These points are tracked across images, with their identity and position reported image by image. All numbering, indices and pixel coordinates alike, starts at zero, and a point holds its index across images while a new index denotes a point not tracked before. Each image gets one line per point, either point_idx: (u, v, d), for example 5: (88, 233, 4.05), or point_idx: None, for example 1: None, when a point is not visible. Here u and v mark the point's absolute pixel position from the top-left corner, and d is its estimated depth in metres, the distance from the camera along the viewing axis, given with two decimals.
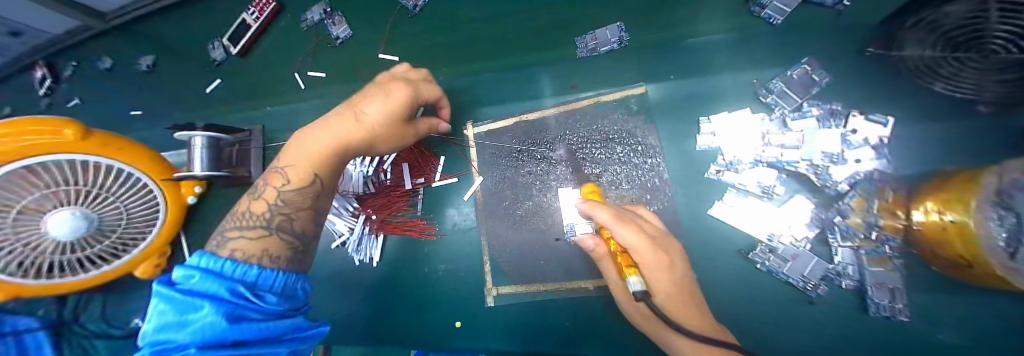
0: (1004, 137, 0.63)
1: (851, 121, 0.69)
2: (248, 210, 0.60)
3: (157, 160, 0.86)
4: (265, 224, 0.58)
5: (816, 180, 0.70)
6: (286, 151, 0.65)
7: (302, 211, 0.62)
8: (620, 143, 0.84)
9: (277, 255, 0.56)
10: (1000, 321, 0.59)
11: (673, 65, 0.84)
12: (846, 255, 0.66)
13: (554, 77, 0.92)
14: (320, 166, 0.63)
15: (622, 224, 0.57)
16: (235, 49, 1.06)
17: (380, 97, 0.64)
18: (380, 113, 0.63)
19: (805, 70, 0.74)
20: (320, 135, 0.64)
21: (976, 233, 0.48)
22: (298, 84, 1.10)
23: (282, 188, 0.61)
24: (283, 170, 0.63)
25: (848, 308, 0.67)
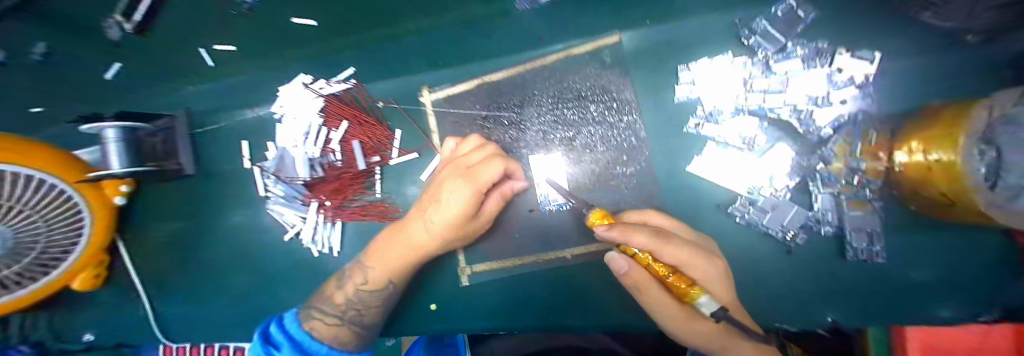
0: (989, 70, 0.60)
1: (838, 60, 0.63)
2: (332, 299, 0.74)
3: (65, 162, 0.77)
4: (341, 319, 0.72)
5: (798, 126, 0.64)
6: (372, 249, 0.76)
7: (370, 308, 0.73)
8: (593, 101, 0.76)
9: (345, 341, 0.71)
10: (962, 254, 0.60)
11: (652, 5, 0.72)
12: (825, 201, 0.63)
13: (514, 30, 0.78)
14: (393, 274, 0.72)
15: (665, 243, 0.50)
16: (127, 24, 0.81)
17: (443, 206, 0.66)
18: (442, 222, 0.67)
19: (790, 6, 0.65)
20: (414, 229, 0.70)
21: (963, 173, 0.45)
22: (207, 61, 0.89)
23: (361, 286, 0.73)
24: (367, 269, 0.74)
25: (828, 256, 0.66)
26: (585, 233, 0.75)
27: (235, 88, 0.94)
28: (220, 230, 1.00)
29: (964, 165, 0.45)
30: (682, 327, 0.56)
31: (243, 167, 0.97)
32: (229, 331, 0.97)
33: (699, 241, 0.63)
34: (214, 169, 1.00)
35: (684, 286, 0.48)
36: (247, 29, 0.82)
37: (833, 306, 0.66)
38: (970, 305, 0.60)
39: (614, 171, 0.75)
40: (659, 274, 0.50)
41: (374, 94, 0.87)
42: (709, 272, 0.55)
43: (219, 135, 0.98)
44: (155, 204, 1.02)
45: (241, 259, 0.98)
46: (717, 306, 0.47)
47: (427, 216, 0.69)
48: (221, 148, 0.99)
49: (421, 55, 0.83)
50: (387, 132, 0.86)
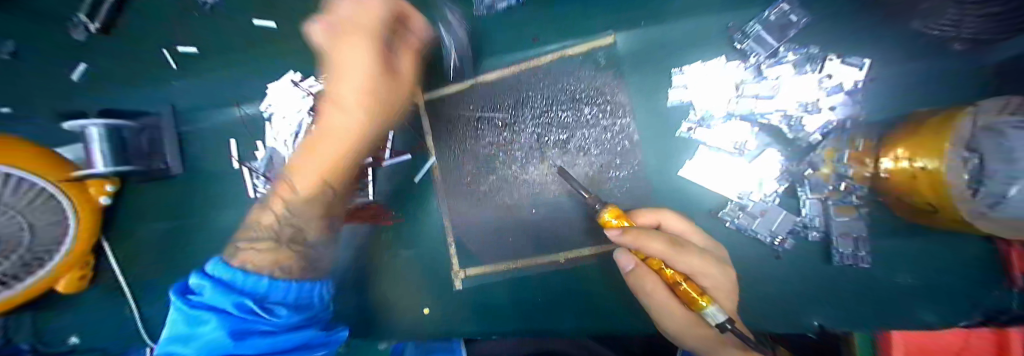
0: (959, 79, 0.64)
1: (828, 66, 0.64)
2: (250, 243, 0.56)
3: (42, 160, 0.71)
4: (275, 237, 0.56)
5: (788, 132, 0.65)
6: (283, 184, 0.61)
7: (308, 213, 0.60)
8: (587, 103, 0.76)
9: (290, 264, 0.54)
10: (935, 255, 0.64)
11: (646, 9, 0.73)
12: (813, 207, 0.64)
13: (509, 29, 0.79)
14: (325, 170, 0.59)
15: (678, 252, 0.52)
16: (93, 25, 0.87)
17: (347, 68, 0.57)
18: (356, 79, 0.56)
19: (783, 10, 0.66)
20: (330, 144, 0.59)
21: (948, 180, 0.46)
22: (169, 63, 0.92)
23: (288, 198, 0.59)
24: (289, 185, 0.60)
25: (816, 261, 0.67)
26: (578, 233, 0.77)
27: (223, 85, 0.93)
28: (209, 231, 0.98)
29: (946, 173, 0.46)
30: (687, 332, 0.58)
31: (232, 166, 0.96)
32: None
33: (712, 250, 0.63)
34: (202, 168, 0.97)
35: (693, 294, 0.50)
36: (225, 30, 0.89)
37: (819, 309, 0.67)
38: (937, 301, 0.65)
39: (608, 174, 0.75)
40: (671, 280, 0.54)
41: None
42: (720, 280, 0.57)
43: (205, 133, 0.96)
44: (139, 204, 0.99)
45: None
46: (724, 316, 0.48)
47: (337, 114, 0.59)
48: (206, 146, 0.96)
49: None
50: None
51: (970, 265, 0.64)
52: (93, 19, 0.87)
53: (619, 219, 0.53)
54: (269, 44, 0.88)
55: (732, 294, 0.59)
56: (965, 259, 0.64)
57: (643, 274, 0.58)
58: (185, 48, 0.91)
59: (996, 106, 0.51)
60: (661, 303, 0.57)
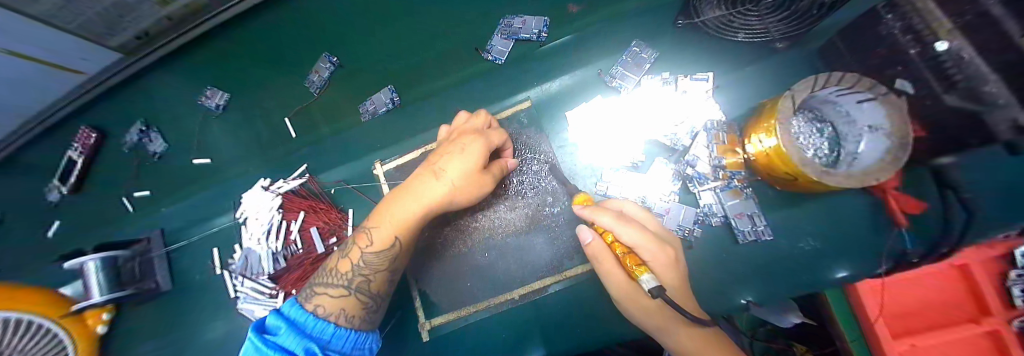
0: (781, 75, 0.82)
1: (681, 83, 0.80)
2: (336, 267, 0.65)
3: (44, 303, 0.78)
4: (348, 284, 0.63)
5: (667, 140, 0.79)
6: (376, 210, 0.68)
7: (378, 272, 0.65)
8: (516, 154, 0.88)
9: (352, 315, 0.62)
10: (822, 214, 0.74)
11: (537, 71, 0.92)
12: (708, 197, 0.75)
13: (435, 107, 0.97)
14: (402, 230, 0.64)
15: (625, 222, 0.54)
16: (64, 188, 1.04)
17: (458, 156, 0.64)
18: (456, 171, 0.63)
19: (634, 52, 0.84)
20: (409, 204, 0.64)
21: (789, 152, 0.59)
22: (125, 208, 1.10)
23: (365, 249, 0.64)
24: (371, 231, 0.65)
25: (727, 243, 0.75)
26: (532, 267, 0.85)
27: (213, 201, 1.09)
28: (193, 339, 1.02)
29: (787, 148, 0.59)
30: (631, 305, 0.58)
31: (214, 275, 1.05)
32: None
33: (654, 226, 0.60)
34: (190, 278, 1.07)
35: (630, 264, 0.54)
36: (213, 149, 1.08)
37: (745, 287, 0.74)
38: (845, 254, 0.71)
39: (544, 212, 0.85)
40: (618, 250, 0.57)
41: (325, 181, 0.99)
42: (672, 255, 0.55)
43: (195, 246, 1.08)
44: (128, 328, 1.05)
45: None
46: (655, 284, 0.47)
47: (439, 168, 0.65)
48: (196, 258, 1.07)
49: (366, 144, 1.00)
50: (340, 214, 0.94)
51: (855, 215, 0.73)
52: (65, 183, 1.04)
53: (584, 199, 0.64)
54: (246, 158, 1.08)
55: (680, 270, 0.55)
56: (850, 211, 0.73)
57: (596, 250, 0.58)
58: (140, 193, 1.10)
59: (806, 86, 0.62)
60: (607, 273, 0.59)
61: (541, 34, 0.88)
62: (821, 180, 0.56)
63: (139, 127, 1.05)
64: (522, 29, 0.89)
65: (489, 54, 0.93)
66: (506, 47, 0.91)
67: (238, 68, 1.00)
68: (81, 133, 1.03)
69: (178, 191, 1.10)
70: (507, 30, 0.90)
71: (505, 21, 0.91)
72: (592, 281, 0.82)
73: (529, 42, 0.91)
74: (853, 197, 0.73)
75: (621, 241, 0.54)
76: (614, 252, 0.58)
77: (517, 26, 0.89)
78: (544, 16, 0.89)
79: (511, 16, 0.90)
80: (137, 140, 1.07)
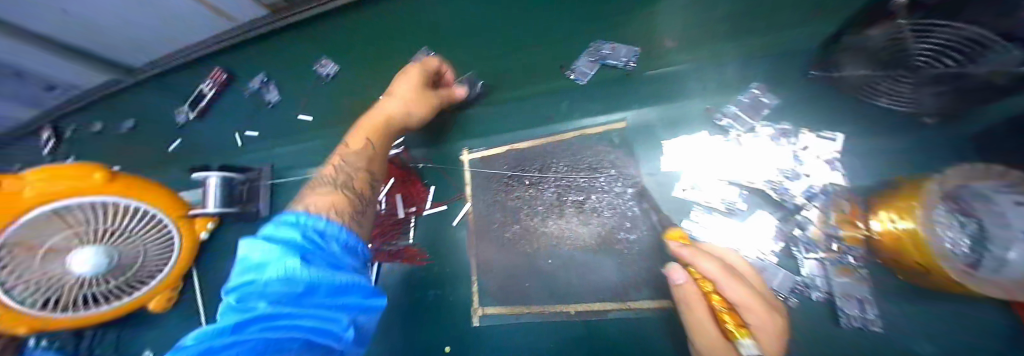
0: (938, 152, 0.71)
1: (802, 138, 0.74)
2: (325, 175, 0.68)
3: (172, 200, 0.98)
4: (339, 180, 0.65)
5: (775, 194, 0.73)
6: (352, 135, 0.79)
7: (360, 171, 0.70)
8: (601, 172, 0.89)
9: (341, 206, 0.57)
10: (957, 321, 0.63)
11: (640, 93, 0.92)
12: (812, 267, 0.69)
13: (528, 111, 1.01)
14: (372, 135, 0.77)
15: (730, 278, 0.50)
16: (193, 113, 1.32)
17: (405, 77, 0.84)
18: (404, 88, 0.82)
19: (754, 94, 0.80)
20: (371, 121, 0.79)
21: (928, 240, 0.53)
22: (238, 143, 1.30)
23: (345, 153, 0.73)
24: (348, 143, 0.77)
25: (823, 321, 0.68)
26: (595, 286, 0.84)
27: (313, 150, 1.22)
28: None
29: (926, 234, 0.53)
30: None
31: None
32: None
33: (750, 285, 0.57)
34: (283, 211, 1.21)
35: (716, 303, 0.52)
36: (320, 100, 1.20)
37: None
38: None
39: (618, 236, 0.84)
40: (716, 302, 0.53)
41: (417, 156, 1.06)
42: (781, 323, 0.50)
43: (291, 185, 1.22)
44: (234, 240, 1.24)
45: None
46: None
47: (386, 102, 0.82)
48: (292, 195, 1.21)
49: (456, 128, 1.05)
50: (422, 188, 1.04)
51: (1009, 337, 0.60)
52: (194, 110, 1.32)
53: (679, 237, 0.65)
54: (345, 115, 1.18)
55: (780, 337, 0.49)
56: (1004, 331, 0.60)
57: (687, 291, 0.57)
58: (250, 132, 1.28)
59: (964, 174, 0.58)
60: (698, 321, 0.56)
61: (630, 63, 0.92)
62: (962, 282, 0.51)
63: (262, 78, 1.26)
64: (611, 55, 0.93)
65: (573, 73, 0.97)
66: (591, 69, 0.95)
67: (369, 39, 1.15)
68: (215, 73, 1.28)
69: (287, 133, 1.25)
70: (595, 55, 0.94)
71: (595, 46, 0.96)
72: (657, 319, 0.78)
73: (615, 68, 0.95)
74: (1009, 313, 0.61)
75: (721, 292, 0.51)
76: (711, 304, 0.54)
77: (606, 52, 0.94)
78: (635, 46, 0.93)
79: (600, 42, 0.95)
80: (256, 89, 1.27)
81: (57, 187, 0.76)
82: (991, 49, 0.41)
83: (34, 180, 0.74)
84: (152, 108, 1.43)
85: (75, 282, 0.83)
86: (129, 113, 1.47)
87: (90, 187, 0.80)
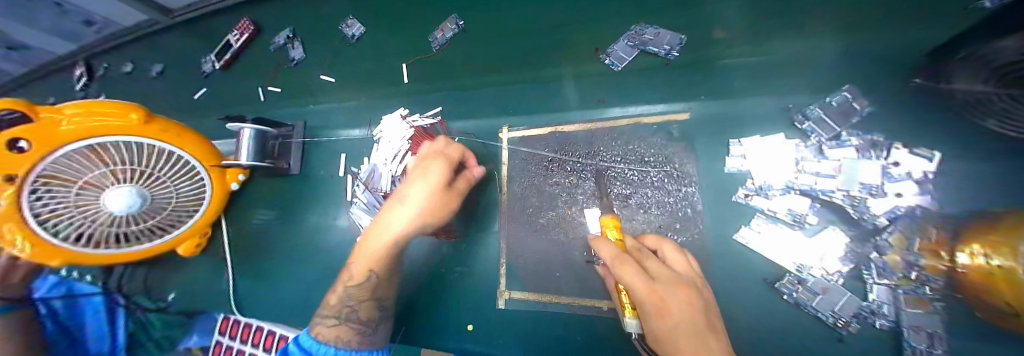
0: None
1: (894, 153, 0.66)
2: (332, 300, 0.81)
3: (205, 148, 1.01)
4: (339, 314, 0.78)
5: (852, 211, 0.67)
6: (356, 251, 0.79)
7: (363, 304, 0.78)
8: (654, 167, 0.83)
9: (347, 338, 0.75)
10: None
11: (704, 85, 0.84)
12: (881, 293, 0.63)
13: (576, 94, 0.94)
14: (372, 264, 0.76)
15: (620, 262, 0.54)
16: (219, 64, 1.30)
17: (418, 180, 0.72)
18: (417, 196, 0.71)
19: (846, 97, 0.72)
20: (377, 240, 0.74)
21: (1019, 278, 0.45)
22: (261, 97, 1.28)
23: (348, 283, 0.79)
24: (350, 268, 0.79)
25: (884, 352, 0.63)
26: None
27: (344, 112, 1.18)
28: (301, 222, 1.17)
29: (1019, 272, 0.45)
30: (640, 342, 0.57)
31: (336, 176, 1.14)
32: (292, 313, 1.11)
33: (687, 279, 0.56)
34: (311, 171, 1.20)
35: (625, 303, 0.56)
36: (352, 57, 1.14)
37: None
38: None
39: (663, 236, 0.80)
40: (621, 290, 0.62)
41: (452, 129, 1.03)
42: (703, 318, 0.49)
43: (320, 146, 1.19)
44: (262, 195, 1.24)
45: (312, 251, 1.14)
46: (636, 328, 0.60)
47: (401, 193, 0.74)
48: (320, 156, 1.18)
49: (497, 105, 1.01)
50: None
51: None
52: (220, 61, 1.29)
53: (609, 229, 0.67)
54: (377, 77, 1.12)
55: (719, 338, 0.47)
56: None
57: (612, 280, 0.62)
58: (273, 89, 1.26)
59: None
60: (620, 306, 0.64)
61: (672, 52, 0.85)
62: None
63: (287, 34, 1.18)
64: (653, 42, 0.86)
65: (608, 58, 0.91)
66: (628, 55, 0.88)
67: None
68: (243, 25, 1.22)
69: (316, 91, 1.21)
70: (636, 40, 0.87)
71: (636, 29, 0.88)
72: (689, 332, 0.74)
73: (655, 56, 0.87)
74: None
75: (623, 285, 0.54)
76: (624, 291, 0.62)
77: (648, 37, 0.86)
78: (681, 34, 0.85)
79: (646, 26, 0.87)
80: (281, 44, 1.20)
81: (106, 123, 0.82)
82: None
83: (72, 113, 0.80)
84: (184, 53, 1.41)
85: (107, 219, 0.90)
86: (164, 59, 1.46)
87: (130, 125, 0.85)
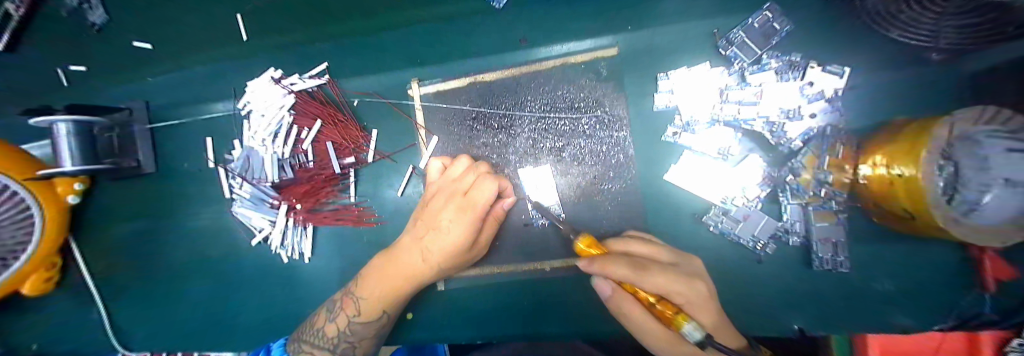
0: (940, 92, 0.65)
1: (809, 73, 0.64)
2: (321, 331, 0.70)
3: (8, 161, 0.70)
4: (333, 348, 0.69)
5: (770, 137, 0.66)
6: (363, 277, 0.72)
7: (364, 340, 0.70)
8: (585, 113, 0.75)
9: None
10: (924, 264, 0.64)
11: (634, 13, 0.73)
12: (794, 212, 0.65)
13: (493, 32, 0.77)
14: (388, 304, 0.69)
15: (642, 271, 0.50)
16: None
17: (446, 229, 0.66)
18: (442, 250, 0.66)
19: (765, 18, 0.65)
20: (387, 280, 0.68)
21: (923, 188, 0.41)
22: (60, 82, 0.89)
23: (353, 318, 0.69)
24: (358, 301, 0.69)
25: (792, 266, 0.69)
26: (570, 243, 0.75)
27: (201, 83, 0.89)
28: (182, 231, 0.94)
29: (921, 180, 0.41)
30: (664, 350, 0.55)
31: (208, 166, 0.91)
32: (197, 338, 0.93)
33: (683, 263, 0.62)
34: (177, 166, 0.93)
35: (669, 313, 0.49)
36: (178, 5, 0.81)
37: (797, 311, 0.69)
38: (926, 311, 0.64)
39: (599, 186, 0.75)
40: (646, 302, 0.52)
41: (348, 90, 0.83)
42: (699, 292, 0.55)
43: (184, 130, 0.92)
44: (113, 204, 0.95)
45: (208, 264, 0.93)
46: (702, 334, 0.46)
47: (430, 236, 0.67)
48: (185, 146, 0.92)
49: (399, 56, 0.81)
50: (362, 133, 0.82)
51: (963, 274, 0.62)
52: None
53: (591, 248, 0.55)
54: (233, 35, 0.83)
55: (712, 307, 0.56)
56: (959, 271, 0.62)
57: (621, 300, 0.54)
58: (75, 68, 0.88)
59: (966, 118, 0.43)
60: (643, 327, 0.54)
61: None
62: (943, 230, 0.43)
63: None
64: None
65: None
66: None
67: None
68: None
69: (146, 60, 0.88)
70: None
71: None
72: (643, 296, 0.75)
73: None
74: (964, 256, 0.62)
75: (644, 290, 0.50)
76: (635, 299, 0.53)
77: None
78: None
79: None
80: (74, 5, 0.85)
81: None
82: None
83: None
84: None
85: None
86: None
87: None
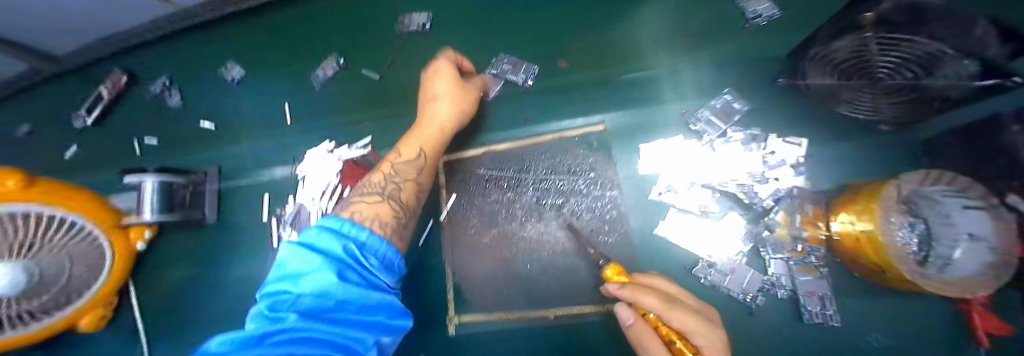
0: (883, 160, 0.76)
1: (770, 143, 0.77)
2: (369, 203, 0.59)
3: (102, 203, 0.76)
4: (384, 194, 0.62)
5: (745, 197, 0.76)
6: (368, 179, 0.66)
7: (407, 182, 0.67)
8: (581, 175, 0.88)
9: (386, 221, 0.56)
10: (911, 318, 0.67)
11: (619, 97, 0.90)
12: (778, 266, 0.71)
13: (505, 112, 0.95)
14: (425, 145, 0.73)
15: (671, 306, 0.51)
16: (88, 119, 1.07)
17: (434, 88, 0.77)
18: (445, 102, 0.76)
19: (727, 100, 0.82)
20: (412, 146, 0.72)
21: (883, 242, 0.51)
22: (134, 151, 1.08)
23: (395, 166, 0.68)
24: (391, 165, 0.69)
25: (789, 320, 0.71)
26: (574, 292, 0.83)
27: (268, 152, 1.09)
28: (225, 278, 1.05)
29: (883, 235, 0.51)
30: None
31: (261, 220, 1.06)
32: None
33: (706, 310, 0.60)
34: (232, 220, 1.08)
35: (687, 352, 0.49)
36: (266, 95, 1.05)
37: None
38: None
39: (597, 239, 0.83)
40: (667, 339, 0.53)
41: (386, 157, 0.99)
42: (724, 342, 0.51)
43: (246, 189, 1.09)
44: (169, 253, 1.07)
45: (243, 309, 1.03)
46: None
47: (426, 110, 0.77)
48: (244, 203, 1.08)
49: None
50: None
51: (950, 329, 0.65)
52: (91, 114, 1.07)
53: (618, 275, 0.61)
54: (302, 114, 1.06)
55: None
56: (944, 325, 0.65)
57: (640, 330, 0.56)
58: (150, 140, 1.08)
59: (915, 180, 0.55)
60: None
61: (529, 80, 0.92)
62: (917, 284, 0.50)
63: (164, 81, 1.09)
64: (511, 71, 0.92)
65: None
66: (496, 84, 0.92)
67: (333, 35, 1.06)
68: (114, 74, 1.07)
69: (228, 133, 1.09)
70: (498, 70, 0.93)
71: (497, 61, 0.95)
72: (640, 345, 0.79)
73: (516, 84, 0.94)
74: (943, 310, 0.66)
75: (670, 325, 0.51)
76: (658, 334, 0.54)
77: (507, 67, 0.93)
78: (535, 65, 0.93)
79: (504, 56, 0.94)
80: (156, 93, 1.09)
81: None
82: (944, 61, 0.56)
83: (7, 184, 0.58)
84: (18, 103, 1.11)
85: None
86: None
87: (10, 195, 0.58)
